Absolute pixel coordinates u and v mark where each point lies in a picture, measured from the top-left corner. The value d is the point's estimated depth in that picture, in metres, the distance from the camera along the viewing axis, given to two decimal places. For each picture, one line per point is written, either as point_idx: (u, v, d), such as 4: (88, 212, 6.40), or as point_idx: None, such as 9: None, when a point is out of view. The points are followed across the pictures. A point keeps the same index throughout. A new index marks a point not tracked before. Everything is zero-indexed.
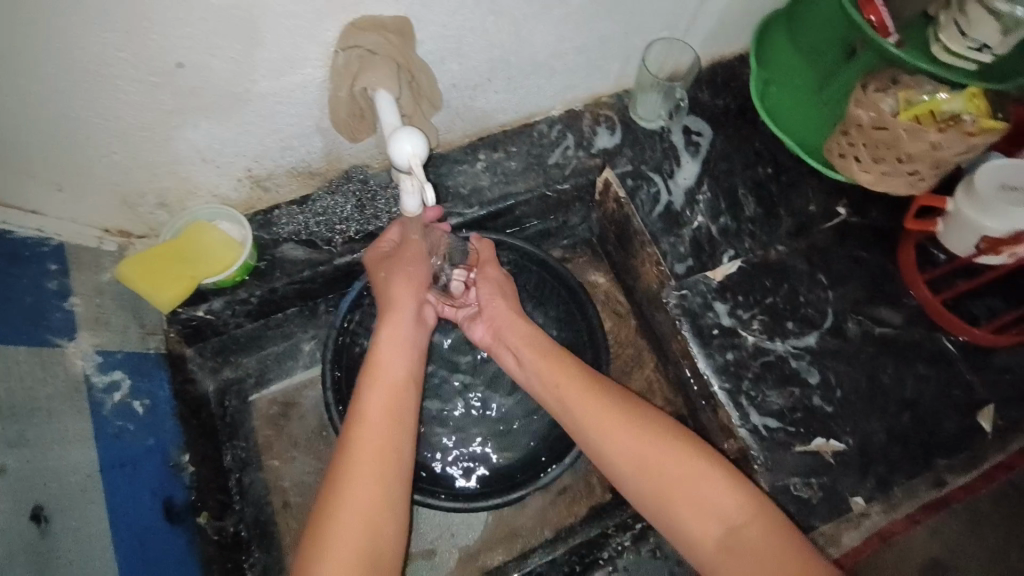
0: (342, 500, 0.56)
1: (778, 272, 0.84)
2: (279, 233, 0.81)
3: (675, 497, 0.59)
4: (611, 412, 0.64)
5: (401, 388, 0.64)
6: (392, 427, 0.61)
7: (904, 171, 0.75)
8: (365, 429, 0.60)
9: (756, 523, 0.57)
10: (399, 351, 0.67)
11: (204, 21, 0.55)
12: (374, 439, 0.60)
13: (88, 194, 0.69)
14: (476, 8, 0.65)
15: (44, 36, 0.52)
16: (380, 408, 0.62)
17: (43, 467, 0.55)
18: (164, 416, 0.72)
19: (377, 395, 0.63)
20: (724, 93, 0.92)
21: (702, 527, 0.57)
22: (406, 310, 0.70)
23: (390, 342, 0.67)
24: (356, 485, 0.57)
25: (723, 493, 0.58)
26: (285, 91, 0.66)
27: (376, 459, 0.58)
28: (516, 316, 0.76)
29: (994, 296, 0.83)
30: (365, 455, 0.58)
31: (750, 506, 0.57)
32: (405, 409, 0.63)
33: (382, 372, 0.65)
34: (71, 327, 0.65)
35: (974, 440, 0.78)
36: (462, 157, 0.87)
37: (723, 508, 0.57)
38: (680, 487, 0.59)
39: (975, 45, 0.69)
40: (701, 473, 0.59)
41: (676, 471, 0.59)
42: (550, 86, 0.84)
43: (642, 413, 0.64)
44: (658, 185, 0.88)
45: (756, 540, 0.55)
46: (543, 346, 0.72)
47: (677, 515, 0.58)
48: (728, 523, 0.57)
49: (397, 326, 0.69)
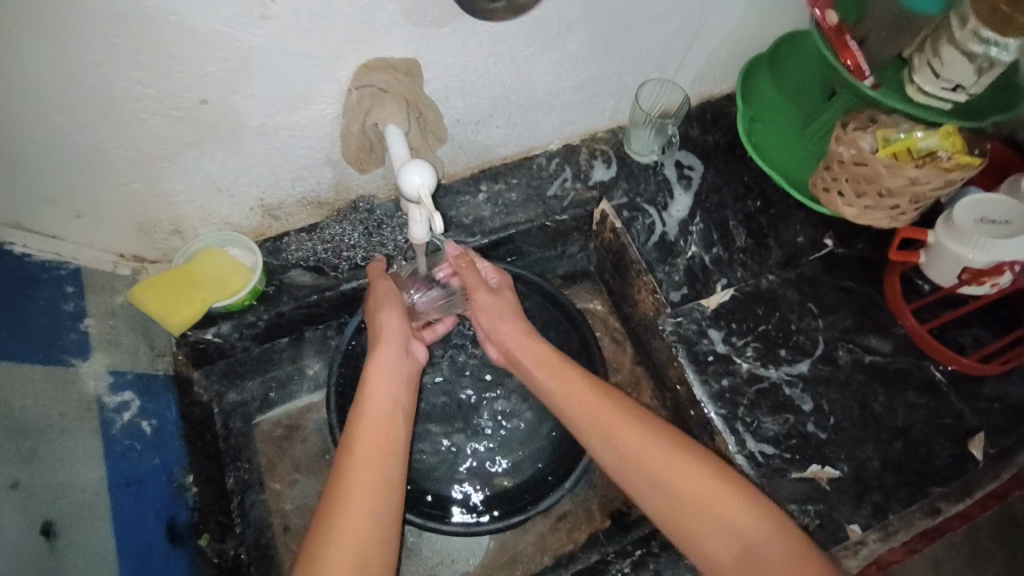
0: (330, 534, 0.56)
1: (769, 300, 0.86)
2: (288, 259, 0.84)
3: (693, 517, 0.60)
4: (628, 434, 0.65)
5: (388, 421, 0.65)
6: (381, 458, 0.62)
7: (886, 206, 0.79)
8: (354, 464, 0.61)
9: (776, 541, 0.58)
10: (387, 387, 0.68)
11: (225, 61, 0.59)
12: (363, 473, 0.60)
13: (107, 221, 0.72)
14: (479, 50, 0.70)
15: (78, 74, 0.56)
16: (369, 441, 0.63)
17: (51, 483, 0.57)
18: (170, 438, 0.74)
19: (365, 429, 0.64)
20: (714, 130, 0.97)
21: (720, 546, 0.59)
22: (393, 343, 0.71)
23: (378, 376, 0.69)
24: (350, 516, 0.57)
25: (743, 513, 0.59)
26: (299, 125, 0.70)
27: (367, 491, 0.59)
28: (523, 334, 0.75)
29: (978, 325, 0.86)
30: (353, 489, 0.59)
31: (768, 526, 0.58)
32: (393, 442, 0.64)
33: (372, 405, 0.66)
34: (85, 348, 0.67)
35: (968, 469, 0.78)
36: (464, 188, 0.91)
37: (744, 527, 0.59)
38: (697, 507, 0.60)
39: (950, 85, 0.73)
40: (718, 493, 0.60)
41: (695, 491, 0.61)
42: (548, 122, 0.89)
43: (654, 432, 0.65)
44: (652, 217, 0.92)
45: (775, 560, 0.56)
46: (554, 365, 0.73)
47: (695, 533, 0.60)
48: (747, 542, 0.58)
49: (383, 358, 0.70)
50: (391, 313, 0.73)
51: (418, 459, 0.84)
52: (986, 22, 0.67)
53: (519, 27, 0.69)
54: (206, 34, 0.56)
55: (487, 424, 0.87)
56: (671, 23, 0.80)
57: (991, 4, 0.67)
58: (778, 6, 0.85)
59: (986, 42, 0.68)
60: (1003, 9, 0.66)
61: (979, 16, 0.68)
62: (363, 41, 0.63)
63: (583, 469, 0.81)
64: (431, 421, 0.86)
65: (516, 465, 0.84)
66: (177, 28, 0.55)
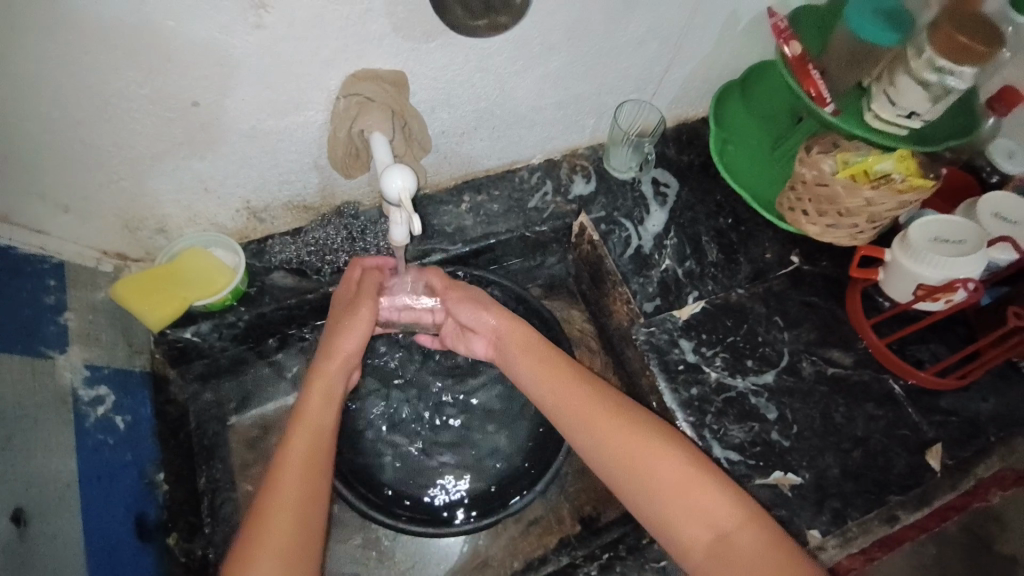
0: (258, 548, 0.57)
1: (737, 312, 0.90)
2: (271, 261, 0.86)
3: (665, 509, 0.63)
4: (608, 423, 0.68)
5: (323, 430, 0.66)
6: (307, 478, 0.62)
7: (846, 224, 0.84)
8: (288, 473, 0.61)
9: (746, 529, 0.61)
10: (325, 400, 0.68)
11: (220, 66, 0.62)
12: (297, 480, 0.61)
13: (92, 217, 0.73)
14: (465, 65, 0.73)
15: (74, 71, 0.58)
16: (306, 450, 0.64)
17: (25, 472, 0.58)
18: (143, 435, 0.75)
19: (300, 438, 0.64)
20: (689, 150, 1.02)
21: (693, 535, 0.61)
22: (339, 362, 0.71)
23: (320, 387, 0.69)
24: (270, 536, 0.57)
25: (716, 503, 0.62)
26: (288, 130, 0.72)
27: (290, 512, 0.59)
28: (513, 322, 0.78)
29: (936, 341, 0.90)
30: (282, 501, 0.60)
31: (741, 514, 0.62)
32: (324, 454, 0.64)
33: (315, 412, 0.67)
34: (64, 340, 0.69)
35: (924, 478, 0.81)
36: (448, 198, 0.94)
37: (716, 515, 0.62)
38: (669, 500, 0.63)
39: (905, 113, 0.78)
40: (691, 484, 0.63)
41: (668, 483, 0.63)
42: (531, 137, 0.92)
43: (632, 423, 0.67)
44: (628, 231, 0.95)
45: (745, 547, 0.60)
46: (541, 361, 0.74)
47: (668, 522, 0.63)
48: (719, 530, 0.61)
49: (326, 373, 0.70)
50: (350, 335, 0.72)
51: (393, 461, 0.85)
52: (941, 52, 0.71)
53: (502, 44, 0.72)
54: (202, 39, 0.59)
55: (463, 429, 0.89)
56: (648, 48, 0.84)
57: (946, 33, 0.70)
58: (749, 37, 0.90)
59: (939, 72, 0.72)
60: (961, 38, 0.69)
61: (934, 47, 0.71)
62: (354, 52, 0.66)
63: (556, 469, 0.83)
64: (408, 423, 0.88)
65: (489, 470, 0.86)
66: (174, 33, 0.57)
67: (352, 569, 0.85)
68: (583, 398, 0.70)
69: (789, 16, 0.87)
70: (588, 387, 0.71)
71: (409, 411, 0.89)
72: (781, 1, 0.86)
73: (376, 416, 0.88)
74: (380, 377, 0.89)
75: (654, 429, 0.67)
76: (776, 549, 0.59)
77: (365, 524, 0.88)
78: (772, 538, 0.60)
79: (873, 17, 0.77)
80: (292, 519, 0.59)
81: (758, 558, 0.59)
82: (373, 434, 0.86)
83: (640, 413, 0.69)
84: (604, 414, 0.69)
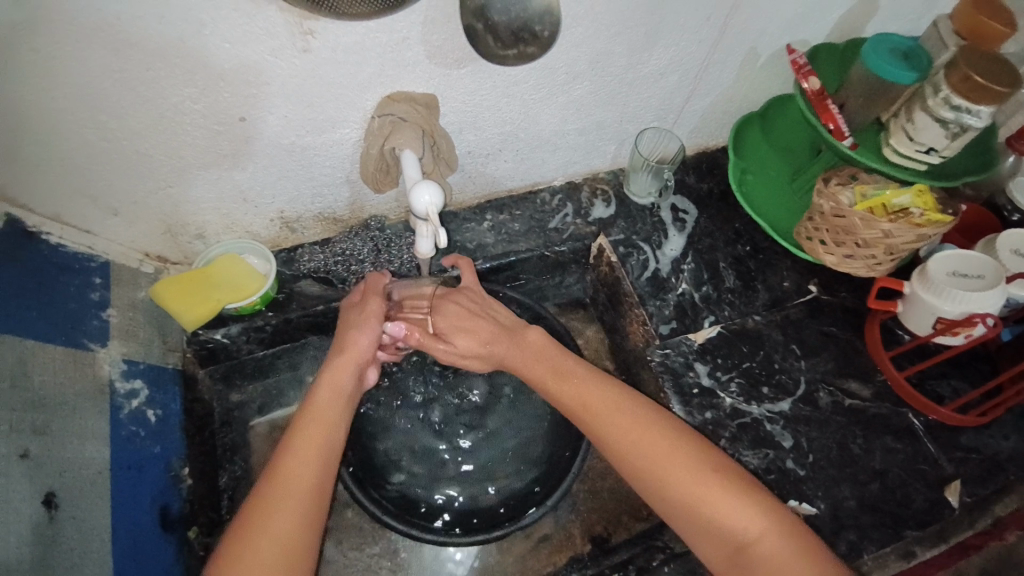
0: (262, 526, 0.59)
1: (753, 338, 0.90)
2: (300, 269, 0.90)
3: (691, 513, 0.63)
4: (614, 419, 0.69)
5: (329, 425, 0.68)
6: (311, 465, 0.64)
7: (863, 255, 0.84)
8: (292, 459, 0.63)
9: (767, 539, 0.60)
10: (335, 397, 0.70)
11: (267, 85, 0.66)
12: (301, 475, 0.62)
13: (138, 221, 0.78)
14: (492, 91, 0.77)
15: (136, 86, 0.62)
16: (310, 449, 0.65)
17: (60, 457, 0.62)
18: (172, 428, 0.79)
19: (309, 428, 0.67)
20: (709, 177, 1.04)
21: (713, 541, 0.62)
22: (354, 360, 0.74)
23: (330, 389, 0.71)
24: (276, 516, 0.59)
25: (736, 505, 0.62)
26: (324, 146, 0.76)
27: (296, 495, 0.61)
28: (516, 343, 0.80)
29: (957, 376, 0.89)
30: (285, 486, 0.61)
31: (763, 523, 0.61)
32: (334, 445, 0.67)
33: (320, 415, 0.68)
34: (105, 335, 0.73)
35: (943, 514, 0.80)
36: (471, 216, 0.98)
37: (734, 523, 0.62)
38: (691, 503, 0.63)
39: (923, 148, 0.79)
40: (710, 489, 0.63)
41: (688, 486, 0.64)
42: (554, 160, 0.95)
43: (642, 421, 0.69)
44: (646, 254, 0.97)
45: (768, 557, 0.59)
46: (544, 378, 0.76)
47: (685, 527, 0.64)
48: (738, 539, 0.61)
49: (341, 369, 0.73)
50: (366, 332, 0.76)
51: (405, 470, 0.87)
52: (957, 90, 0.72)
53: (529, 72, 0.76)
54: (252, 60, 0.63)
55: (478, 441, 0.90)
56: (669, 80, 0.87)
57: (963, 72, 0.72)
58: (770, 71, 0.93)
59: (955, 110, 0.74)
60: (977, 78, 0.71)
61: (951, 85, 0.73)
62: (389, 76, 0.70)
63: (566, 487, 0.85)
64: (423, 434, 0.90)
65: (500, 483, 0.86)
66: (227, 54, 0.62)
67: None
68: (597, 408, 0.71)
69: (809, 53, 0.89)
70: (606, 392, 0.72)
71: (425, 420, 0.90)
72: (802, 39, 0.89)
73: (391, 425, 0.89)
74: (399, 385, 0.91)
75: (666, 430, 0.68)
76: (800, 559, 0.59)
77: (380, 532, 0.89)
78: (797, 547, 0.60)
79: (890, 55, 0.77)
80: (295, 506, 0.61)
81: (780, 566, 0.59)
82: (390, 442, 0.88)
83: (659, 415, 0.70)
84: (622, 426, 0.69)
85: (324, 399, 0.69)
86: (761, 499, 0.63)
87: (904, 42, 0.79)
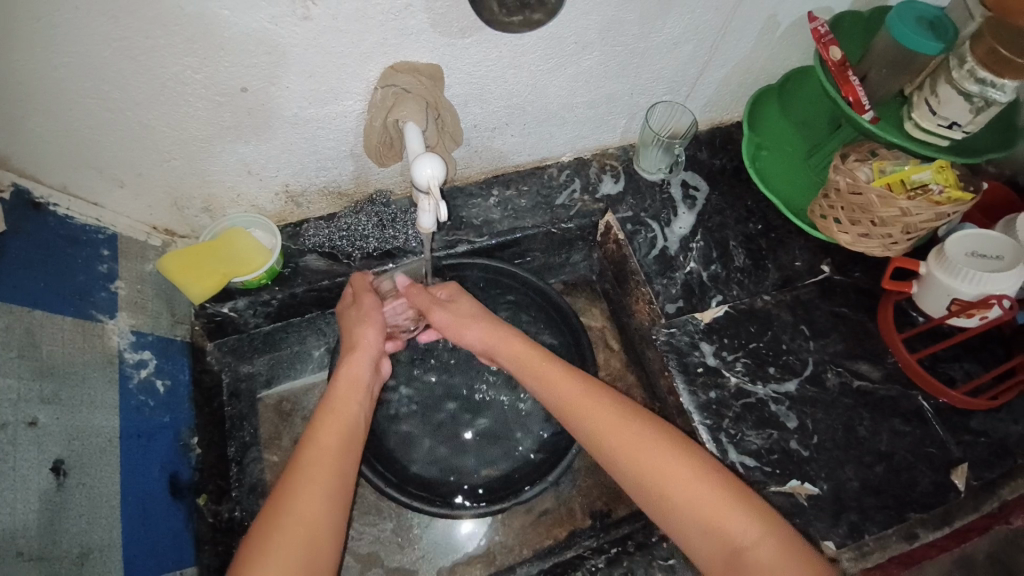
0: (279, 521, 0.59)
1: (761, 319, 0.89)
2: (305, 244, 0.90)
3: (693, 517, 0.63)
4: (615, 424, 0.69)
5: (347, 422, 0.69)
6: (328, 461, 0.64)
7: (879, 235, 0.81)
8: (309, 456, 0.64)
9: (765, 544, 0.60)
10: (353, 396, 0.72)
11: (268, 54, 0.65)
12: (323, 466, 0.63)
13: (143, 193, 0.78)
14: (498, 62, 0.75)
15: (135, 54, 0.61)
16: (330, 443, 0.66)
17: (70, 425, 0.64)
18: (182, 399, 0.81)
19: (325, 426, 0.67)
20: (721, 153, 1.01)
21: (712, 546, 0.61)
22: (365, 360, 0.74)
23: (344, 388, 0.72)
24: (291, 513, 0.60)
25: (735, 510, 0.62)
26: (327, 118, 0.75)
27: (311, 495, 0.61)
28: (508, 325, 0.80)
29: (970, 359, 0.87)
30: (301, 484, 0.62)
31: (760, 532, 0.61)
32: (352, 443, 0.68)
33: (339, 411, 0.69)
34: (113, 306, 0.74)
35: (947, 497, 0.79)
36: (477, 192, 0.97)
37: (733, 528, 0.61)
38: (693, 507, 0.63)
39: (945, 122, 0.76)
40: (712, 494, 0.63)
41: (687, 488, 0.64)
42: (562, 134, 0.93)
43: (643, 425, 0.68)
44: (655, 231, 0.95)
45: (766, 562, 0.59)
46: (543, 368, 0.75)
47: (682, 533, 0.63)
48: (735, 543, 0.61)
49: (353, 368, 0.73)
50: (372, 327, 0.76)
51: (408, 445, 0.87)
52: (982, 62, 0.70)
53: (537, 42, 0.74)
54: (254, 29, 0.62)
55: (481, 418, 0.90)
56: (683, 50, 0.84)
57: (988, 44, 0.70)
58: (789, 42, 0.89)
59: (980, 82, 0.71)
60: (1002, 50, 0.69)
61: (975, 57, 0.71)
62: (392, 45, 0.68)
63: (567, 464, 0.85)
64: (425, 410, 0.90)
65: (501, 459, 0.88)
66: (228, 22, 0.61)
67: (371, 549, 0.88)
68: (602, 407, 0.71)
69: (831, 21, 0.86)
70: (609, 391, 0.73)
71: (428, 397, 0.91)
72: (824, 7, 0.85)
73: (394, 400, 0.90)
74: (405, 360, 0.92)
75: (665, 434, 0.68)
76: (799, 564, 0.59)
77: (383, 504, 0.91)
78: (792, 553, 0.60)
79: (914, 23, 0.73)
80: (310, 503, 0.61)
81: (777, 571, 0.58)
82: (393, 417, 0.89)
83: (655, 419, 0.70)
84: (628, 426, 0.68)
85: (339, 401, 0.70)
86: (759, 507, 0.63)
87: (930, 11, 0.75)
